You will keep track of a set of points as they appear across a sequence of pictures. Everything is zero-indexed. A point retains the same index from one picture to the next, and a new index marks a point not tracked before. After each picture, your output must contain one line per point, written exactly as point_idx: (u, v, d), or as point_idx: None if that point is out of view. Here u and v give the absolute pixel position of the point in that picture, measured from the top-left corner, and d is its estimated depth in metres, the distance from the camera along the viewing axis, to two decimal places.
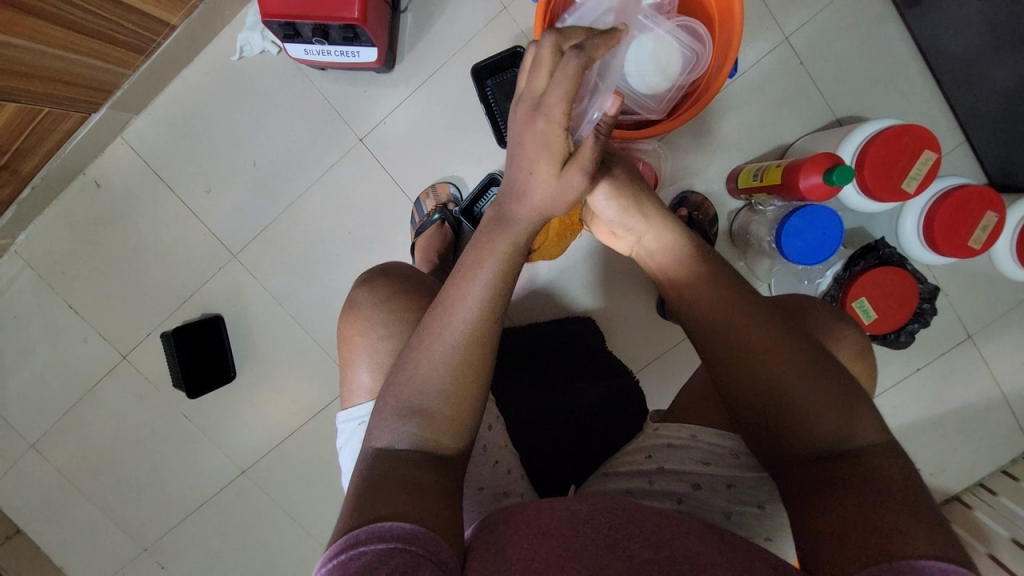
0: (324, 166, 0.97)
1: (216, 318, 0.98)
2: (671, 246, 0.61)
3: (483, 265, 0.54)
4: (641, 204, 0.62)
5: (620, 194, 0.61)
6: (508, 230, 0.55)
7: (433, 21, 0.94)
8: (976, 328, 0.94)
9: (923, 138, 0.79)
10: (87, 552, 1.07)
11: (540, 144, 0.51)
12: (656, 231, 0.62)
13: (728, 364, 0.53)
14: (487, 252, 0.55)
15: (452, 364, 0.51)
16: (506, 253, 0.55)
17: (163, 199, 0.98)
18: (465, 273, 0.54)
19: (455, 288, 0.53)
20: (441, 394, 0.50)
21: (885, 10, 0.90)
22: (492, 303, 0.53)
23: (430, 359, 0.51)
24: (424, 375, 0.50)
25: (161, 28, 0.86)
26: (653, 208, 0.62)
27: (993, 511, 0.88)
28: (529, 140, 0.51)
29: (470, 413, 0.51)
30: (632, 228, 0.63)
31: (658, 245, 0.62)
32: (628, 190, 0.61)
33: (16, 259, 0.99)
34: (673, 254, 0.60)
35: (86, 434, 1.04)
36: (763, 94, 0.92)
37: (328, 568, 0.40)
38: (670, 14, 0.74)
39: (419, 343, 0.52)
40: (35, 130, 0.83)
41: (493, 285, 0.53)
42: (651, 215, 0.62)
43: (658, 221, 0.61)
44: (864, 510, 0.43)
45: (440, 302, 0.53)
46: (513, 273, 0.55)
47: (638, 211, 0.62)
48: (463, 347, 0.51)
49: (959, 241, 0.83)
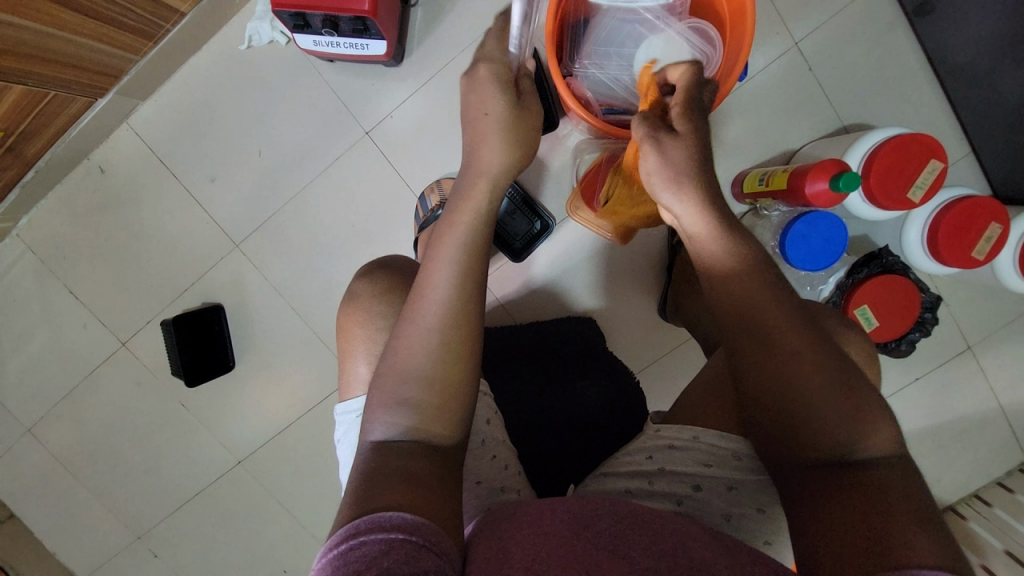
0: (329, 158, 0.97)
1: (216, 308, 0.98)
2: (701, 222, 0.56)
3: (448, 241, 0.55)
4: (683, 174, 0.56)
5: (669, 166, 0.56)
6: (467, 198, 0.58)
7: (443, 15, 0.94)
8: (976, 339, 0.94)
9: (930, 146, 0.79)
10: (81, 540, 1.06)
11: (482, 87, 0.60)
12: (688, 202, 0.56)
13: (735, 349, 0.53)
14: (450, 228, 0.56)
15: (432, 347, 0.51)
16: (468, 223, 0.56)
17: (167, 186, 0.98)
18: (432, 256, 0.55)
19: (426, 273, 0.54)
20: (424, 378, 0.50)
21: (896, 19, 0.90)
22: (465, 279, 0.53)
23: (409, 345, 0.51)
24: (406, 362, 0.51)
25: (170, 14, 0.86)
26: (695, 180, 0.56)
27: (987, 522, 0.88)
28: (476, 87, 0.61)
29: (457, 396, 0.51)
30: (671, 199, 0.57)
31: (691, 220, 0.57)
32: (680, 161, 0.56)
33: (18, 243, 0.99)
34: (705, 235, 0.56)
35: (82, 419, 1.03)
36: (770, 100, 0.92)
37: (328, 558, 0.40)
38: (683, 15, 0.70)
39: (401, 332, 0.52)
40: (41, 114, 0.82)
41: (460, 259, 0.54)
42: (691, 189, 0.56)
43: (695, 195, 0.56)
44: (859, 515, 0.43)
45: (415, 290, 0.54)
46: (480, 242, 0.56)
47: (680, 179, 0.56)
48: (439, 327, 0.51)
49: (963, 252, 0.83)
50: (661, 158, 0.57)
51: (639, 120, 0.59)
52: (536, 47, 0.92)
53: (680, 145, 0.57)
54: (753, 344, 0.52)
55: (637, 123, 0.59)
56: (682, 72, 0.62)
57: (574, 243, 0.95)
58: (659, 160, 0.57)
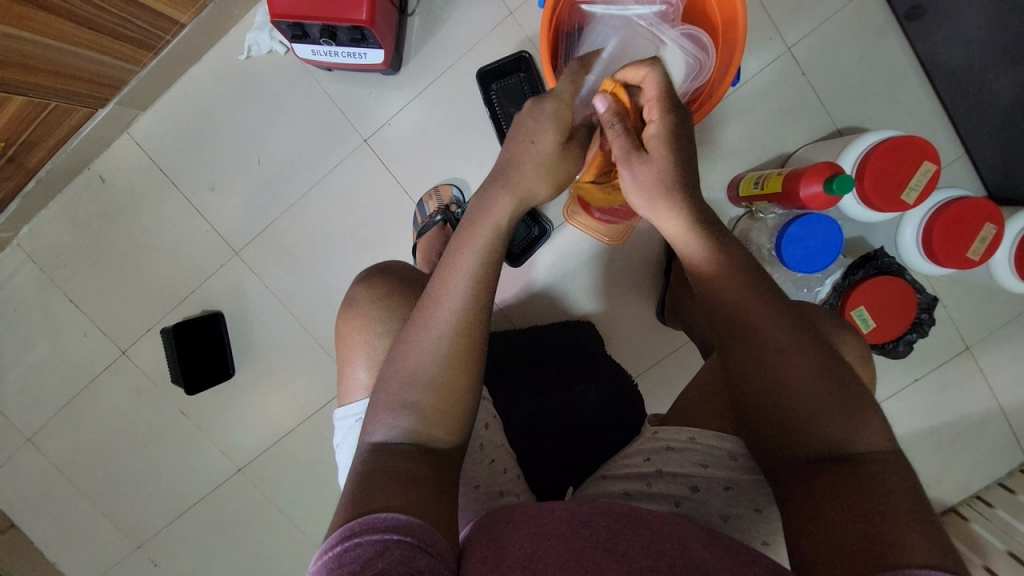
0: (327, 165, 0.98)
1: (217, 315, 0.98)
2: (686, 235, 0.55)
3: (468, 251, 0.54)
4: (656, 191, 0.55)
5: (643, 185, 0.55)
6: (494, 209, 0.56)
7: (440, 23, 0.95)
8: (974, 340, 0.95)
9: (922, 148, 0.80)
10: (81, 549, 1.06)
11: (543, 119, 0.59)
12: (664, 215, 0.55)
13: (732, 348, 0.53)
14: (470, 236, 0.55)
15: (441, 354, 0.51)
16: (491, 236, 0.55)
17: (168, 195, 0.99)
18: (449, 262, 0.54)
19: (441, 278, 0.54)
20: (431, 384, 0.50)
21: (888, 23, 0.91)
22: (479, 289, 0.53)
23: (417, 350, 0.51)
24: (414, 366, 0.51)
25: (170, 26, 0.87)
26: (672, 194, 0.55)
27: (988, 522, 0.88)
28: (536, 114, 0.60)
29: (460, 403, 0.51)
30: (651, 216, 0.57)
31: (671, 232, 0.56)
32: (654, 180, 0.55)
33: (19, 252, 0.99)
34: (687, 244, 0.55)
35: (83, 427, 1.03)
36: (764, 104, 0.93)
37: (324, 559, 0.40)
38: (675, 22, 0.74)
39: (408, 336, 0.52)
40: (42, 124, 0.83)
41: (477, 269, 0.54)
42: (666, 206, 0.55)
43: (673, 208, 0.55)
44: (852, 512, 0.44)
45: (427, 296, 0.54)
46: (497, 256, 0.55)
47: (655, 196, 0.55)
48: (449, 338, 0.51)
49: (958, 252, 0.84)
50: (635, 178, 0.56)
51: (615, 136, 0.57)
52: (531, 54, 0.94)
53: (654, 163, 0.55)
54: (743, 339, 0.52)
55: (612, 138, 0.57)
56: (651, 84, 0.57)
57: (572, 249, 0.96)
58: (633, 180, 0.56)
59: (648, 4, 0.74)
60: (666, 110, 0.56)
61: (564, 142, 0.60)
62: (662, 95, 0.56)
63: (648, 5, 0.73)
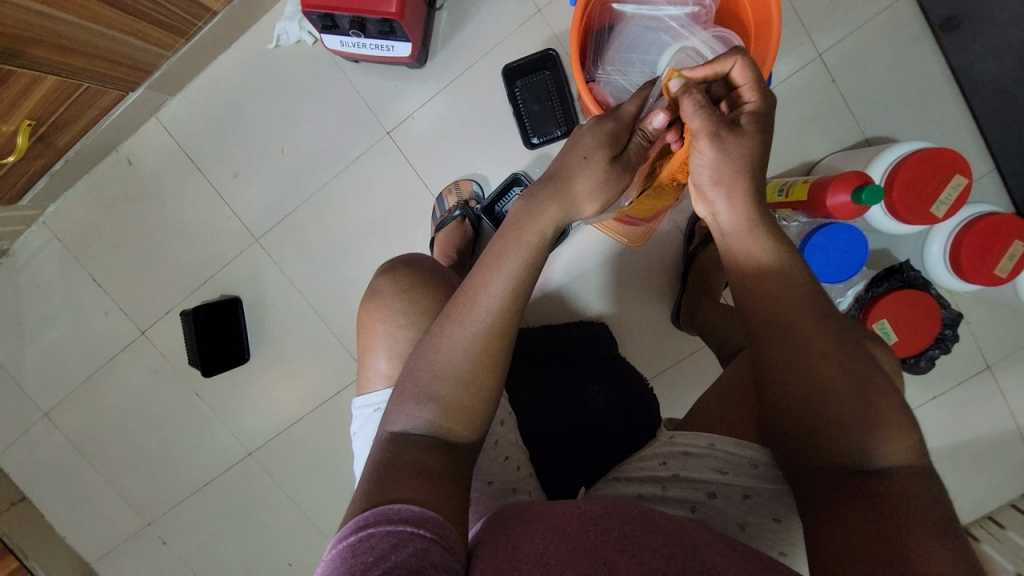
0: (350, 156, 0.98)
1: (235, 300, 0.99)
2: (742, 228, 0.54)
3: (510, 254, 0.54)
4: (736, 173, 0.53)
5: (724, 164, 0.53)
6: (540, 214, 0.56)
7: (468, 18, 0.95)
8: (995, 359, 0.93)
9: (956, 162, 0.78)
10: (91, 525, 1.08)
11: (600, 135, 0.59)
12: (734, 199, 0.54)
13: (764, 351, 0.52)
14: (513, 239, 0.55)
15: (473, 351, 0.50)
16: (536, 243, 0.55)
17: (191, 179, 1.00)
18: (488, 262, 0.54)
19: (480, 275, 0.53)
20: (458, 380, 0.50)
21: (921, 33, 0.89)
22: (516, 290, 0.52)
23: (450, 346, 0.51)
24: (444, 360, 0.50)
25: (204, 14, 0.87)
26: (748, 179, 0.53)
27: (1000, 543, 0.86)
28: (594, 132, 0.59)
29: (485, 402, 0.51)
30: (717, 195, 0.54)
31: (727, 215, 0.55)
32: (735, 161, 0.53)
33: (44, 230, 1.01)
34: (747, 234, 0.54)
35: (99, 404, 1.05)
36: (792, 111, 0.92)
37: (338, 549, 0.40)
38: (707, 24, 0.75)
39: (440, 330, 0.52)
40: (73, 105, 0.83)
41: (517, 271, 0.53)
42: (738, 191, 0.53)
43: (743, 195, 0.53)
44: (873, 525, 0.43)
45: (462, 292, 0.53)
46: (536, 260, 0.54)
47: (734, 177, 0.53)
48: (483, 336, 0.51)
49: (986, 269, 0.82)
50: (717, 156, 0.52)
51: (697, 106, 0.52)
52: (558, 52, 0.93)
53: (738, 143, 0.52)
54: (773, 343, 0.51)
55: (693, 109, 0.52)
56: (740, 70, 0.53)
57: (588, 249, 0.96)
58: (714, 157, 0.52)
59: (680, 4, 0.74)
60: (758, 96, 0.55)
61: (614, 160, 0.59)
62: (757, 82, 0.54)
63: (680, 6, 0.74)
